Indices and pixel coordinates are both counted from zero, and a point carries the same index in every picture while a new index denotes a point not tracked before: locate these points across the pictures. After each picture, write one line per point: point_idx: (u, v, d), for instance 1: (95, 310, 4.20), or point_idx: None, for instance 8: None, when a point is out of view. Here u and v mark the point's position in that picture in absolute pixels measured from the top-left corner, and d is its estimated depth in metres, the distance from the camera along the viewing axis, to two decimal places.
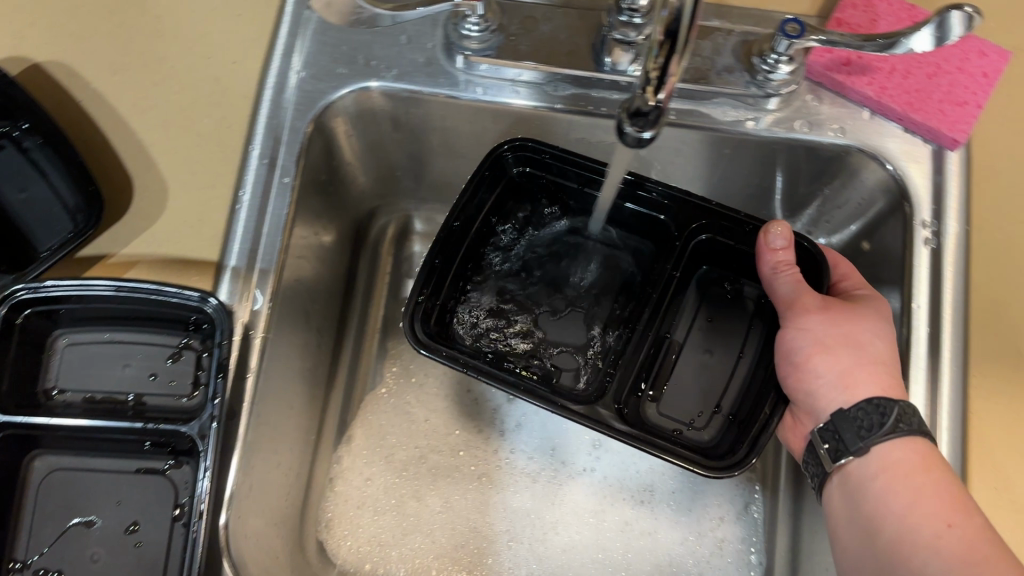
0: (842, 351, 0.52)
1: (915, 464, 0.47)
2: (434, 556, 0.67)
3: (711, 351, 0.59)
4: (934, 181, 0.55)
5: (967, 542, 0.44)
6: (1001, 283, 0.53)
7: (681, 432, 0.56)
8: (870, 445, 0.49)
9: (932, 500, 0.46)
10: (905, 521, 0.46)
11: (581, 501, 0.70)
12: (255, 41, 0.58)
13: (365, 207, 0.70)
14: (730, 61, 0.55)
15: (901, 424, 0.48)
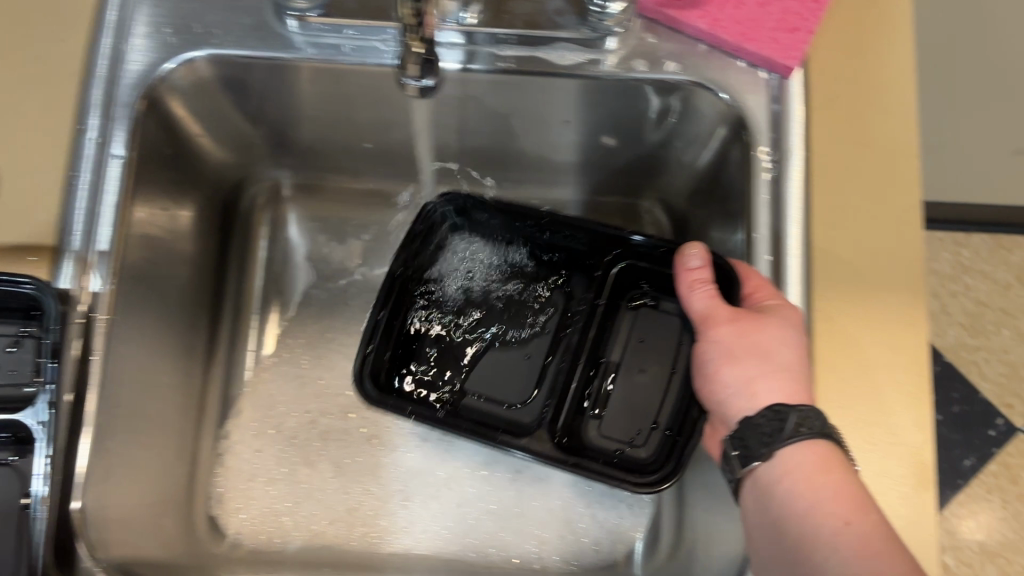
0: (748, 361, 0.50)
1: (815, 466, 0.46)
2: (327, 521, 0.67)
3: (645, 368, 0.59)
4: (773, 111, 0.55)
5: (868, 541, 0.42)
6: (841, 206, 0.53)
7: (623, 450, 0.57)
8: (774, 450, 0.47)
9: (832, 498, 0.44)
10: (808, 521, 0.45)
11: (471, 454, 0.70)
12: (81, 13, 0.56)
13: (229, 178, 0.69)
14: (561, 4, 0.55)
15: (806, 427, 0.46)
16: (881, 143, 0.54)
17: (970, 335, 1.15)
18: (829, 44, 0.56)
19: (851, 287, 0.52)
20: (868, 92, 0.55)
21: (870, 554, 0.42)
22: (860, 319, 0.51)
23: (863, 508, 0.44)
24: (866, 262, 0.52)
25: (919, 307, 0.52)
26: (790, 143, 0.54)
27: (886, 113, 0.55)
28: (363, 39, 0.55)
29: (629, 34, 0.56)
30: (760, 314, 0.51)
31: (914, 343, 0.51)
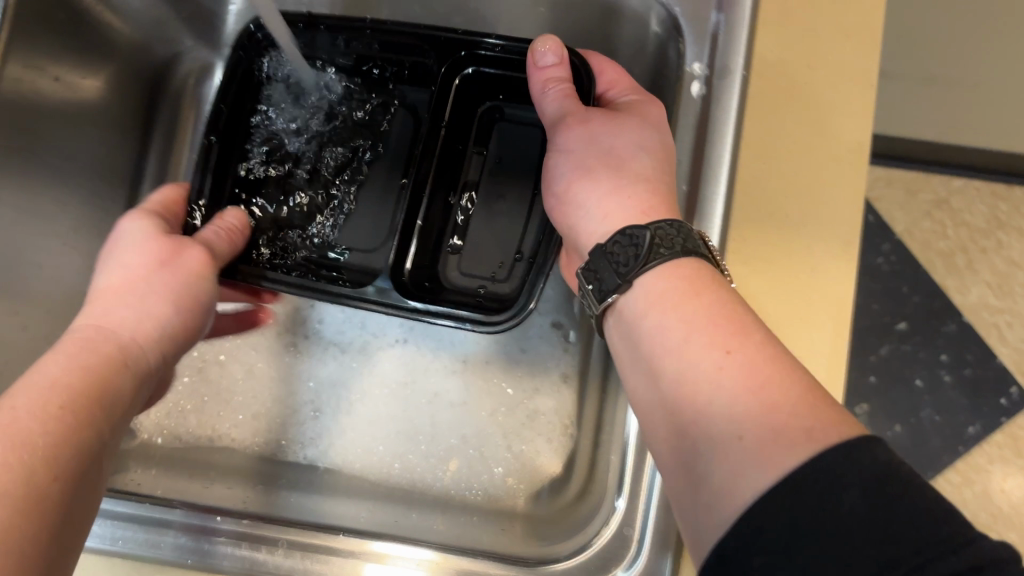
0: (602, 172, 0.48)
1: (681, 289, 0.39)
2: (233, 423, 0.66)
3: (502, 196, 0.59)
4: (716, 20, 0.49)
5: (748, 372, 0.34)
6: (776, 137, 0.47)
7: (486, 286, 0.58)
8: (636, 280, 0.41)
9: (706, 329, 0.37)
10: (680, 358, 0.37)
11: (389, 372, 0.67)
12: None
13: (153, 53, 0.64)
14: None
15: (662, 247, 0.41)
16: (833, 67, 0.47)
17: (997, 294, 0.99)
18: None
19: (771, 232, 0.46)
20: (828, 7, 0.48)
21: (743, 386, 0.34)
22: (773, 266, 0.46)
23: (744, 333, 0.36)
24: (790, 207, 0.46)
25: (845, 262, 0.46)
26: (728, 56, 0.48)
27: (845, 33, 0.48)
28: None
29: None
30: (612, 112, 0.49)
31: (833, 301, 0.45)
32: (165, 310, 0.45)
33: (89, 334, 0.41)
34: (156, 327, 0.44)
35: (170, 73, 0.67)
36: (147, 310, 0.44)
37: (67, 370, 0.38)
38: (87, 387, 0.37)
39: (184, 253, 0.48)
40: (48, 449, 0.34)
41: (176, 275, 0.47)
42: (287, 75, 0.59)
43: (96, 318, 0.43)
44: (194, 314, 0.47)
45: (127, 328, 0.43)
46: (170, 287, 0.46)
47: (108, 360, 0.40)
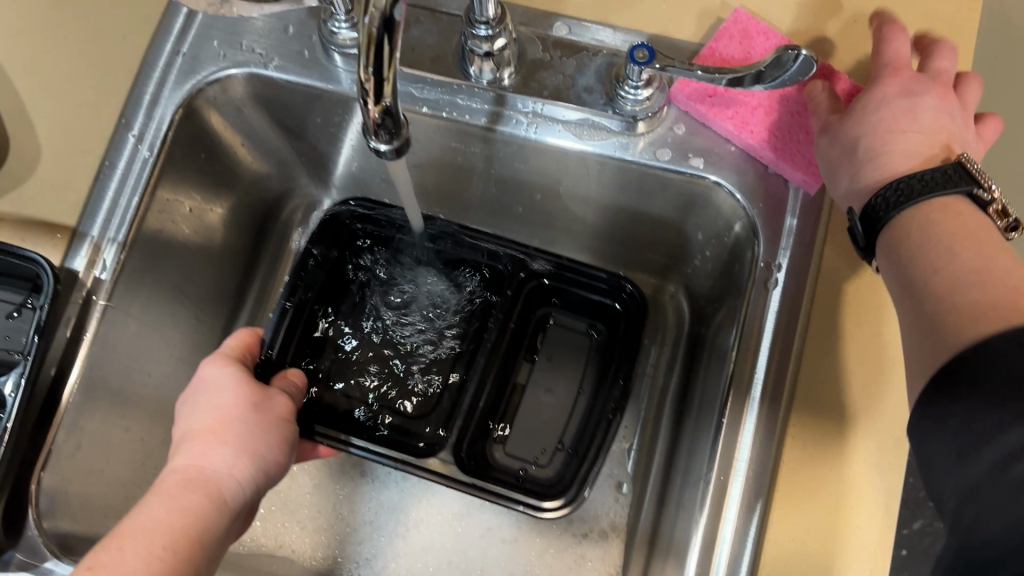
0: (869, 109, 0.48)
1: (971, 225, 0.42)
2: (296, 534, 0.69)
3: (551, 390, 0.60)
4: (791, 224, 0.53)
5: (964, 280, 0.39)
6: (842, 334, 0.51)
7: (528, 469, 0.57)
8: (909, 211, 0.43)
9: (965, 250, 0.41)
10: (956, 257, 0.40)
11: (447, 501, 0.70)
12: (148, 18, 0.59)
13: (272, 186, 0.71)
14: (592, 81, 0.54)
15: (940, 186, 0.43)
16: None
17: None
18: None
19: (831, 419, 0.49)
20: None
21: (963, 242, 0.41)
22: (830, 453, 0.49)
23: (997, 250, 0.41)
24: (849, 394, 0.49)
25: (898, 448, 0.48)
26: (800, 254, 0.53)
27: None
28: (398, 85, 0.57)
29: (658, 121, 0.55)
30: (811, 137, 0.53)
31: (886, 484, 0.48)
32: (264, 447, 0.46)
33: (190, 473, 0.43)
34: (255, 464, 0.45)
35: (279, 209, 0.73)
36: (245, 450, 0.45)
37: (170, 514, 0.40)
38: (189, 537, 0.40)
39: (270, 400, 0.50)
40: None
41: (268, 419, 0.48)
42: (373, 262, 0.63)
43: (195, 458, 0.44)
44: (286, 452, 0.48)
45: (226, 466, 0.44)
46: (264, 429, 0.47)
47: (204, 502, 0.42)
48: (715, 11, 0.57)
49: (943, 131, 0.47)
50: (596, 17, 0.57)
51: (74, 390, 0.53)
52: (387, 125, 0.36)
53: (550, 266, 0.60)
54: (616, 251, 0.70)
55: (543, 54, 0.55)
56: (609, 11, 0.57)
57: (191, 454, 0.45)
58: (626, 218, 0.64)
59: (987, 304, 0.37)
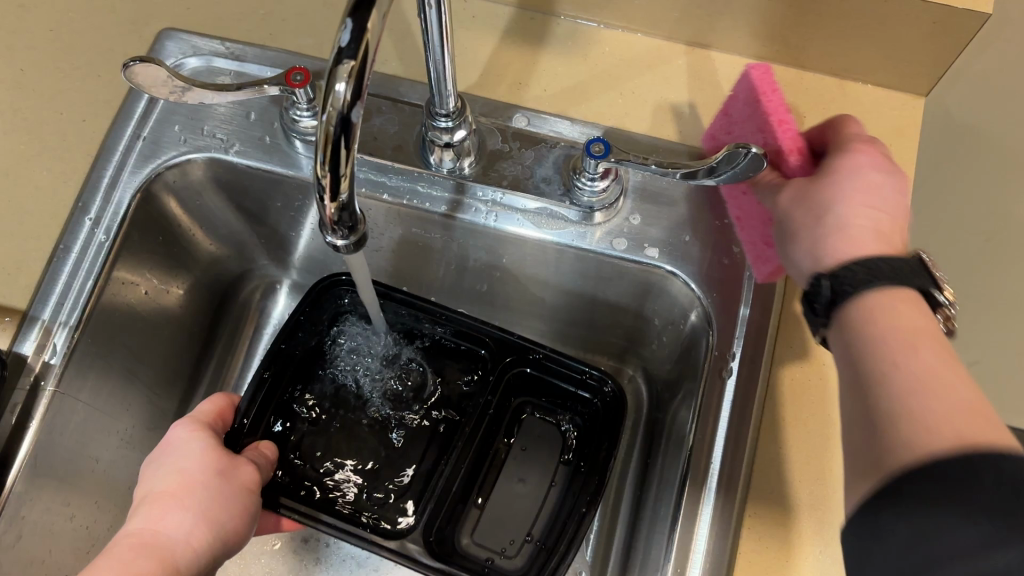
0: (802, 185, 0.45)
1: (909, 322, 0.37)
2: None
3: (524, 479, 0.56)
4: (746, 314, 0.54)
5: (923, 386, 0.35)
6: (798, 425, 0.52)
7: (493, 560, 0.53)
8: (856, 308, 0.39)
9: (889, 332, 0.37)
10: (891, 354, 0.37)
11: None
12: (110, 102, 0.59)
13: (231, 267, 0.70)
14: (550, 171, 0.55)
15: (902, 270, 0.39)
16: None
17: None
18: None
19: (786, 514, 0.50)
20: None
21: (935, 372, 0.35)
22: None
23: (930, 340, 0.37)
24: None
25: None
26: (755, 344, 0.53)
27: None
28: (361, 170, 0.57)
29: (615, 212, 0.56)
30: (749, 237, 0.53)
31: None
32: (223, 514, 0.42)
33: (141, 541, 0.40)
34: (213, 532, 0.42)
35: (237, 290, 0.72)
36: (202, 517, 0.42)
37: None
38: None
39: (239, 461, 0.45)
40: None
41: (232, 483, 0.44)
42: (352, 341, 0.61)
43: (149, 525, 0.41)
44: (250, 520, 0.44)
45: (181, 535, 0.41)
46: (229, 494, 0.43)
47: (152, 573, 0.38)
48: (670, 105, 0.58)
49: (902, 214, 0.43)
50: (555, 111, 0.58)
51: (19, 478, 0.52)
52: (346, 221, 0.36)
53: (528, 352, 0.58)
54: (574, 335, 0.70)
55: (502, 145, 0.56)
56: (568, 103, 0.59)
57: (145, 523, 0.41)
58: (586, 303, 0.64)
59: (937, 429, 0.33)
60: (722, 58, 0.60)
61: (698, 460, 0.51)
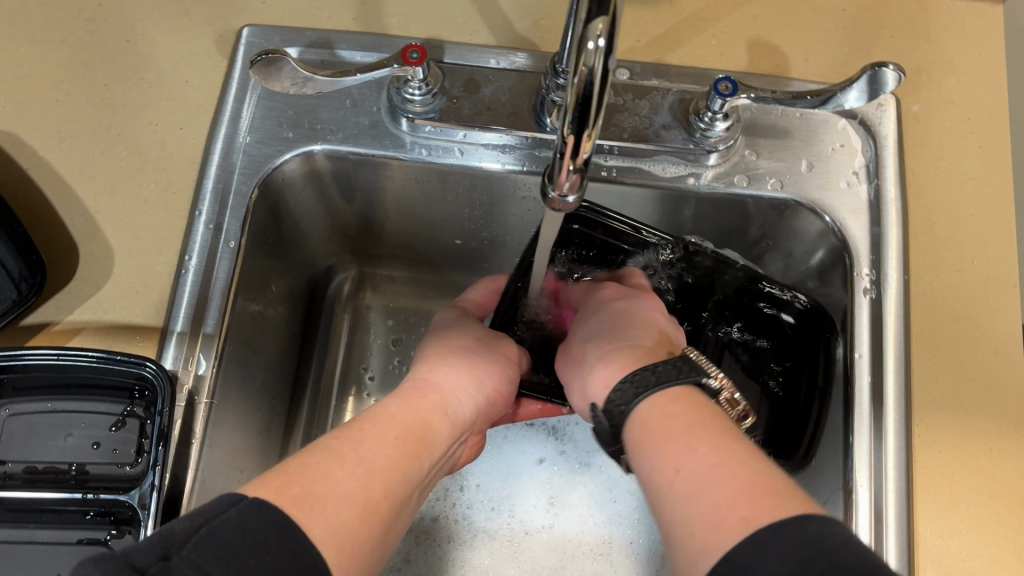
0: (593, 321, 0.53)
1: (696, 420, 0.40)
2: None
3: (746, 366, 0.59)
4: (872, 232, 0.55)
5: (705, 474, 0.36)
6: (941, 332, 0.54)
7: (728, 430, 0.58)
8: (647, 400, 0.42)
9: (676, 433, 0.39)
10: (666, 457, 0.39)
11: (539, 557, 0.67)
12: (203, 108, 0.58)
13: (320, 263, 0.69)
14: (668, 118, 0.56)
15: (668, 377, 0.43)
16: (979, 270, 0.55)
17: None
18: (925, 168, 0.57)
19: (954, 418, 0.52)
20: (966, 219, 0.56)
21: (691, 424, 0.39)
22: (956, 448, 0.51)
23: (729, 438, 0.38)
24: (959, 392, 0.52)
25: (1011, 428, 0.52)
26: (890, 263, 0.54)
27: (985, 240, 0.56)
28: (472, 142, 0.57)
29: (731, 150, 0.57)
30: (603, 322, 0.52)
31: (1016, 469, 0.51)
32: (486, 371, 0.53)
33: (420, 384, 0.50)
34: (475, 387, 0.52)
35: (325, 284, 0.72)
36: (468, 372, 0.52)
37: (401, 412, 0.46)
38: (419, 430, 0.45)
39: (501, 339, 0.56)
40: (383, 478, 0.40)
41: (492, 350, 0.55)
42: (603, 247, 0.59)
43: (428, 374, 0.52)
44: (501, 384, 0.54)
45: (452, 384, 0.51)
46: (484, 360, 0.54)
47: (430, 408, 0.48)
48: (763, 40, 0.59)
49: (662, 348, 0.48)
50: (653, 60, 0.59)
51: (192, 494, 0.51)
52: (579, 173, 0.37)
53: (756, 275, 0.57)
54: None
55: (615, 98, 0.56)
56: (661, 52, 0.59)
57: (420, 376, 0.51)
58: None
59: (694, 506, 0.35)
60: None
61: (857, 378, 0.53)
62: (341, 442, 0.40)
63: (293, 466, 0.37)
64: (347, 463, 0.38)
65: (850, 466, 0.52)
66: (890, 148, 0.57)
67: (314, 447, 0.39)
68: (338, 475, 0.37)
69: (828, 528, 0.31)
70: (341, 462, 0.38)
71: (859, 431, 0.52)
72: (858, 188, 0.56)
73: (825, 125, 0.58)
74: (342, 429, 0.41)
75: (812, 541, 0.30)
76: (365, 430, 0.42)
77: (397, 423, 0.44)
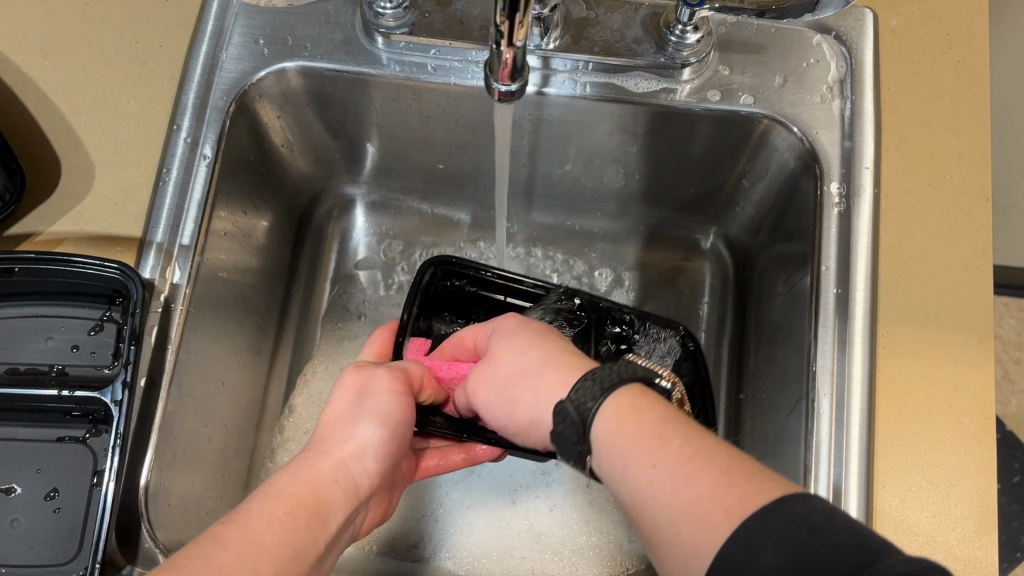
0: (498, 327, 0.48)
1: (662, 416, 0.35)
2: None
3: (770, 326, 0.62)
4: (843, 147, 0.55)
5: (685, 467, 0.32)
6: (909, 246, 0.54)
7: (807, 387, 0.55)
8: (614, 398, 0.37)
9: (635, 434, 0.35)
10: (630, 476, 0.34)
11: (503, 482, 0.68)
12: (185, 26, 0.59)
13: (307, 188, 0.71)
14: (640, 32, 0.56)
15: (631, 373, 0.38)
16: (953, 185, 0.55)
17: None
18: (901, 84, 0.57)
19: (920, 333, 0.52)
20: (938, 134, 0.56)
21: (663, 416, 0.35)
22: (923, 359, 0.51)
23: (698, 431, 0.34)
24: (927, 304, 0.52)
25: (982, 344, 0.51)
26: (860, 178, 0.54)
27: (957, 155, 0.55)
28: (446, 58, 0.57)
29: (704, 65, 0.57)
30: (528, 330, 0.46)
31: (980, 384, 0.51)
32: (398, 415, 0.48)
33: (318, 451, 0.45)
34: (385, 442, 0.47)
35: (312, 211, 0.73)
36: (374, 430, 0.48)
37: (297, 481, 0.42)
38: (319, 504, 0.41)
39: (374, 376, 0.49)
40: (273, 559, 0.36)
41: (370, 400, 0.48)
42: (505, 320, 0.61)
43: (328, 436, 0.47)
44: (411, 431, 0.50)
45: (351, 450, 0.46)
46: (366, 411, 0.47)
47: (328, 477, 0.43)
48: None
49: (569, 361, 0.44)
50: None
51: (166, 398, 0.52)
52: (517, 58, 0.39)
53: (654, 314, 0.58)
54: (655, 211, 0.71)
55: (587, 12, 0.56)
56: None
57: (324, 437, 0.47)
58: (649, 181, 0.68)
59: (677, 493, 0.32)
60: None
61: (825, 289, 0.53)
62: (226, 527, 0.37)
63: (171, 564, 0.34)
64: (232, 547, 0.35)
65: (814, 377, 0.52)
66: (866, 61, 0.57)
67: (200, 536, 0.36)
68: (220, 563, 0.34)
69: (812, 507, 0.28)
70: (224, 548, 0.35)
71: (824, 342, 0.52)
72: (832, 103, 0.56)
73: (800, 41, 0.58)
74: (229, 515, 0.38)
75: (803, 527, 0.28)
76: (252, 509, 0.38)
77: (289, 494, 0.40)
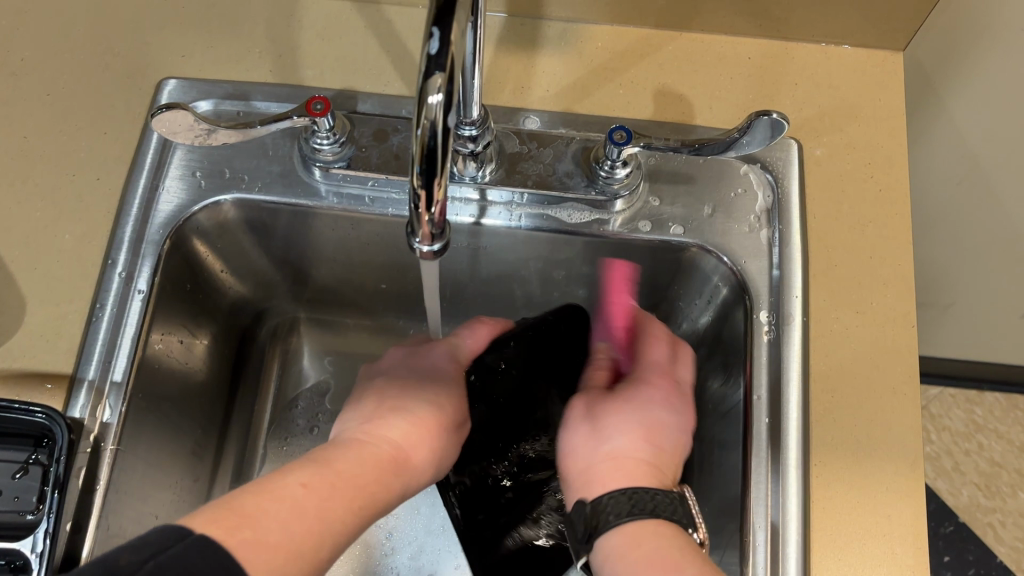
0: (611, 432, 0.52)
1: (664, 547, 0.42)
2: None
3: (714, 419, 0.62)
4: (774, 276, 0.56)
5: None
6: (840, 373, 0.55)
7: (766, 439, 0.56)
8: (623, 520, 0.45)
9: (635, 555, 0.42)
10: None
11: None
12: (123, 158, 0.60)
13: (250, 309, 0.71)
14: (570, 166, 0.57)
15: (651, 508, 0.45)
16: (880, 312, 0.56)
17: (986, 495, 1.12)
18: (826, 212, 0.59)
19: (851, 459, 0.52)
20: (864, 261, 0.57)
21: (662, 545, 0.42)
22: (855, 488, 0.52)
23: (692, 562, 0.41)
24: (856, 432, 0.53)
25: (914, 472, 0.52)
26: (790, 307, 0.55)
27: (882, 283, 0.57)
28: (383, 190, 0.58)
29: (635, 196, 0.58)
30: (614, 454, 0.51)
31: (910, 512, 0.51)
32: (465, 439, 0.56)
33: (394, 437, 0.51)
34: (440, 452, 0.53)
35: (256, 330, 0.72)
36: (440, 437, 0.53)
37: (372, 466, 0.46)
38: (383, 491, 0.46)
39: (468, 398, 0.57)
40: (331, 534, 0.41)
41: (459, 411, 0.56)
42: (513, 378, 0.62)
43: (403, 424, 0.52)
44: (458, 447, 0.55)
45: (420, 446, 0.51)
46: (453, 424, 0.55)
47: (397, 468, 0.48)
48: (669, 89, 0.61)
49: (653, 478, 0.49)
50: (561, 109, 0.61)
51: (93, 541, 0.50)
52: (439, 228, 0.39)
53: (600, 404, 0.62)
54: None
55: (520, 147, 0.58)
56: (571, 100, 0.61)
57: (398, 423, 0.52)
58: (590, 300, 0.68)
59: None
60: (707, 38, 0.63)
61: (755, 415, 0.53)
62: (303, 493, 0.41)
63: (243, 506, 0.38)
64: (300, 514, 0.40)
65: (748, 506, 0.52)
66: (791, 191, 0.58)
67: (272, 487, 0.40)
68: (291, 529, 0.39)
69: None
70: (296, 516, 0.39)
71: (757, 464, 0.52)
72: (759, 231, 0.58)
73: (727, 170, 0.60)
74: (309, 479, 0.42)
75: None
76: (324, 480, 0.43)
77: (360, 475, 0.45)
